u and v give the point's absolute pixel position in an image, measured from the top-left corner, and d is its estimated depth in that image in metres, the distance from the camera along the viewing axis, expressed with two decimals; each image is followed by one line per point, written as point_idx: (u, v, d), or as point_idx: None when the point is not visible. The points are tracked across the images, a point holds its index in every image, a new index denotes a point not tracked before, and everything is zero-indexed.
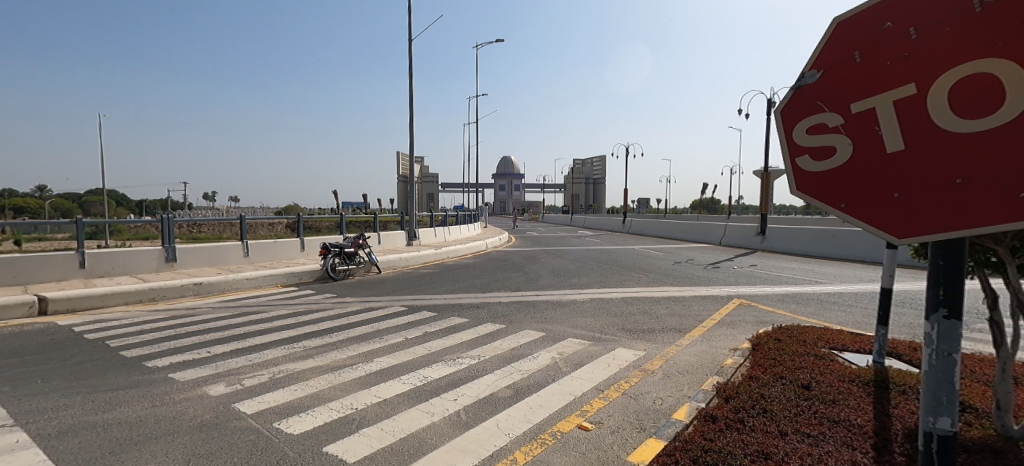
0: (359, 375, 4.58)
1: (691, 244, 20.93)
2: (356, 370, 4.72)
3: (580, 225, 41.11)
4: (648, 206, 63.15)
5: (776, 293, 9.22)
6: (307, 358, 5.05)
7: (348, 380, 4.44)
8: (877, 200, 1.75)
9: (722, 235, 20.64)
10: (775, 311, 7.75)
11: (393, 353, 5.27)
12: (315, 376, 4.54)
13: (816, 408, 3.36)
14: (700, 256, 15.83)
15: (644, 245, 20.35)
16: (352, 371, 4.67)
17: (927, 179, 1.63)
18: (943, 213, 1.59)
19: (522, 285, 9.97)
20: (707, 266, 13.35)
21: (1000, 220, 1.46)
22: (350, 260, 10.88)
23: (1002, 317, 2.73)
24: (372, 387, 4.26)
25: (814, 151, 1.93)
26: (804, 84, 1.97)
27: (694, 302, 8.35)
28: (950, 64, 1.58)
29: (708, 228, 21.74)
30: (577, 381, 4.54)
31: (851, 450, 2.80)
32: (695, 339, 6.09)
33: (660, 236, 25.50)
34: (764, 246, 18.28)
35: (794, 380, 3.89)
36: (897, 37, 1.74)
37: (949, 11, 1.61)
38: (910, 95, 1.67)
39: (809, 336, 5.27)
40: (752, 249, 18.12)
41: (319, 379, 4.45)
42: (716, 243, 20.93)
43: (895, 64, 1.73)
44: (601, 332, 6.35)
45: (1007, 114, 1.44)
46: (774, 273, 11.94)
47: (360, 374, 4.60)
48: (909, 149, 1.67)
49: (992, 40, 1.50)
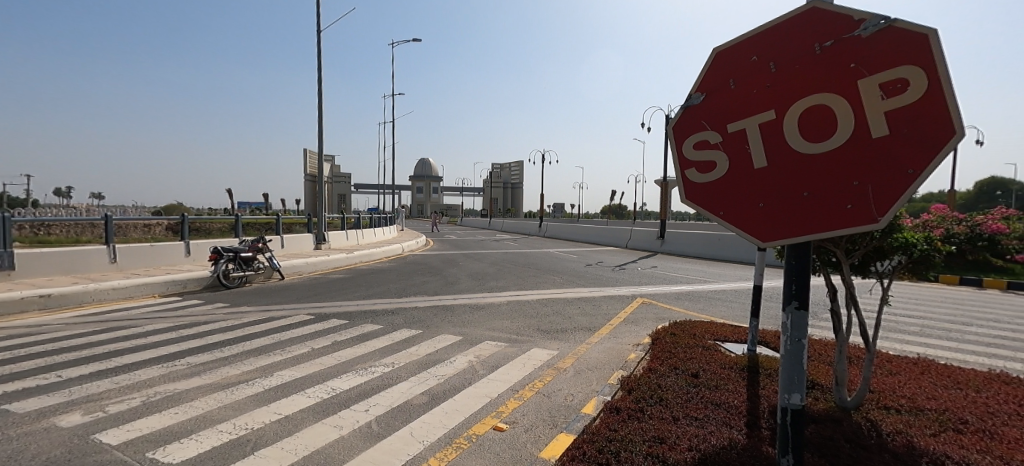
0: (255, 391, 4.27)
1: (601, 247, 22.14)
2: (252, 385, 4.40)
3: (497, 229, 41.56)
4: (561, 211, 65.63)
5: (673, 292, 10.09)
6: (191, 377, 4.59)
7: (241, 397, 4.13)
8: (746, 209, 2.00)
9: (628, 239, 22.10)
10: (672, 308, 8.48)
11: (296, 365, 4.97)
12: (201, 396, 4.15)
13: (703, 394, 3.76)
14: (609, 259, 16.80)
15: (558, 248, 21.15)
16: (247, 387, 4.35)
17: (783, 191, 1.90)
18: (793, 220, 1.86)
19: (439, 289, 9.89)
20: (614, 267, 14.21)
21: (835, 226, 1.76)
22: (247, 266, 10.04)
23: (839, 307, 3.25)
24: (270, 404, 4.00)
25: (698, 165, 2.18)
26: (690, 104, 2.21)
27: (602, 302, 8.86)
28: (801, 95, 1.88)
29: (616, 232, 23.13)
30: (493, 383, 4.63)
31: (730, 428, 3.18)
32: (603, 337, 6.48)
33: (573, 240, 26.70)
34: (663, 248, 19.86)
35: (685, 370, 4.31)
36: (760, 69, 2.02)
37: (799, 51, 1.91)
38: (770, 121, 1.97)
39: (698, 330, 5.85)
40: (654, 252, 19.56)
41: (205, 399, 4.07)
42: (622, 245, 22.33)
43: (759, 93, 2.01)
44: (517, 334, 6.52)
45: (838, 141, 1.77)
46: (672, 273, 13.03)
47: (256, 391, 4.29)
48: (771, 165, 1.95)
49: (826, 77, 1.81)
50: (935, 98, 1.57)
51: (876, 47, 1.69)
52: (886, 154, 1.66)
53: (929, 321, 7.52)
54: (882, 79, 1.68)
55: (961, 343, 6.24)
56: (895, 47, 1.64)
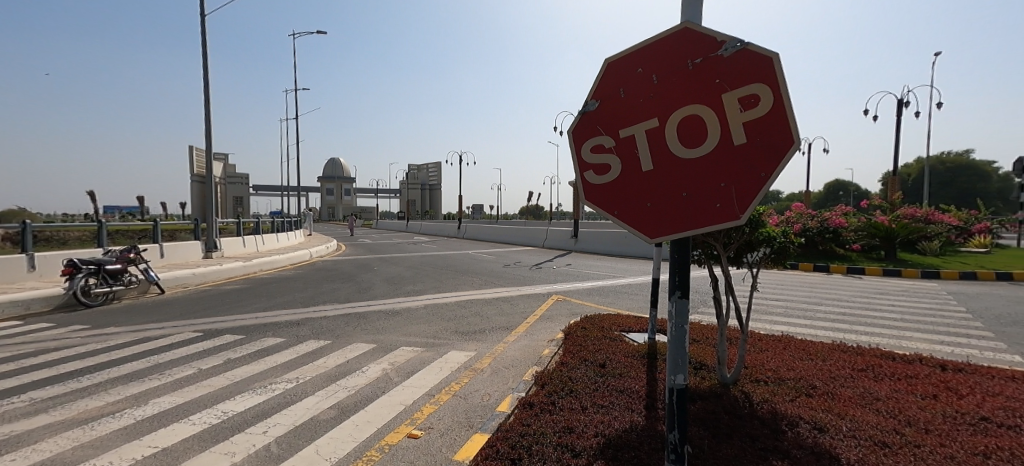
0: (123, 424, 3.79)
1: (519, 247, 22.57)
2: (122, 417, 3.90)
3: (415, 232, 40.73)
4: (480, 212, 65.85)
5: (586, 288, 10.58)
6: (38, 414, 3.96)
7: (106, 432, 3.64)
8: (636, 208, 2.13)
9: (545, 238, 22.75)
10: (585, 303, 8.88)
11: (178, 390, 4.49)
12: (51, 435, 3.60)
13: (609, 382, 4.00)
14: (527, 258, 17.19)
15: (477, 249, 21.21)
16: (113, 420, 3.85)
17: (666, 192, 2.05)
18: (674, 217, 2.02)
19: (351, 295, 9.48)
20: (531, 267, 14.56)
21: (708, 223, 1.96)
22: (113, 280, 8.84)
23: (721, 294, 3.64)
24: (145, 436, 3.58)
25: (595, 168, 2.28)
26: (586, 111, 2.31)
27: (520, 301, 9.04)
28: (678, 105, 2.06)
29: (533, 231, 23.71)
30: (409, 389, 4.54)
31: (631, 412, 3.43)
32: (519, 335, 6.62)
33: (492, 240, 26.94)
34: (577, 246, 20.72)
35: (594, 361, 4.56)
36: (644, 80, 2.17)
37: (676, 65, 2.08)
38: (654, 127, 2.13)
39: (607, 322, 6.20)
40: (569, 250, 20.34)
41: (58, 438, 3.54)
42: (539, 245, 22.95)
43: (643, 102, 2.16)
44: (434, 337, 6.45)
45: (709, 147, 1.97)
46: (585, 270, 13.64)
47: (126, 423, 3.81)
48: (656, 168, 2.10)
49: (697, 90, 2.01)
50: (779, 112, 1.84)
51: (734, 66, 1.93)
52: (746, 159, 1.89)
53: (799, 304, 8.63)
54: (740, 94, 1.92)
55: (822, 321, 7.24)
56: (750, 66, 1.88)
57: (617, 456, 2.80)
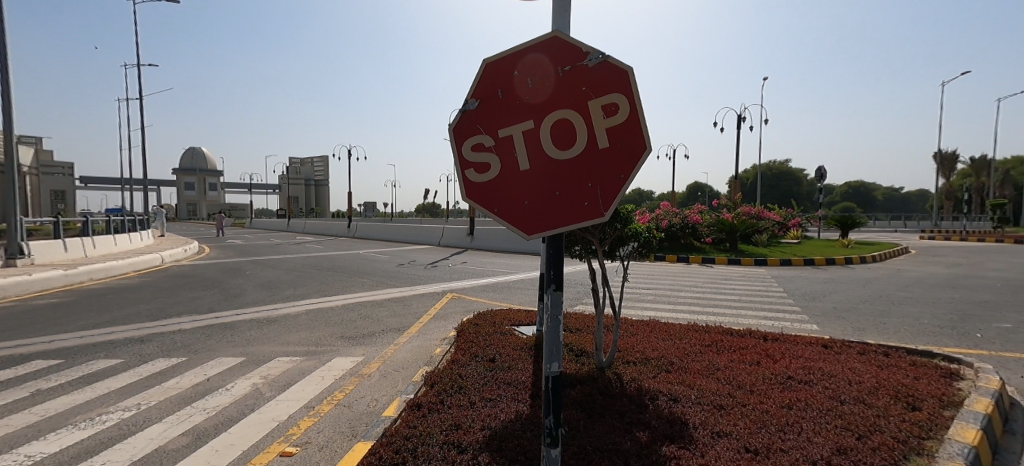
0: None
1: (413, 246, 22.03)
2: None
3: (298, 231, 37.59)
4: (370, 210, 62.96)
5: (480, 285, 10.67)
6: None
7: None
8: (514, 206, 2.16)
9: (440, 237, 22.48)
10: (479, 300, 8.97)
11: None
12: None
13: (497, 376, 4.10)
14: (421, 257, 16.85)
15: (368, 249, 20.25)
16: None
17: (541, 190, 2.13)
18: (550, 215, 2.11)
19: (215, 304, 8.44)
20: (425, 265, 14.30)
21: (577, 219, 2.10)
22: None
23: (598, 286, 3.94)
24: None
25: (476, 166, 2.25)
26: (466, 109, 2.25)
27: (412, 301, 8.83)
28: (551, 110, 2.16)
29: (428, 230, 23.30)
30: (283, 404, 4.18)
31: (518, 402, 3.56)
32: (411, 335, 6.47)
33: (385, 239, 25.93)
34: (472, 244, 20.82)
35: (484, 356, 4.63)
36: (520, 83, 2.21)
37: (548, 71, 2.18)
38: (530, 129, 2.19)
39: (498, 318, 6.33)
40: (464, 248, 20.36)
41: None
42: (435, 243, 22.63)
43: (520, 104, 2.20)
44: (316, 345, 6.02)
45: (580, 148, 2.12)
46: (480, 267, 13.78)
47: None
48: (532, 168, 2.16)
49: (567, 95, 2.14)
50: (636, 120, 2.07)
51: (598, 75, 2.10)
52: (609, 161, 2.08)
53: (667, 292, 9.64)
54: (603, 102, 2.10)
55: (686, 306, 8.17)
56: (611, 77, 2.08)
57: (501, 447, 2.89)
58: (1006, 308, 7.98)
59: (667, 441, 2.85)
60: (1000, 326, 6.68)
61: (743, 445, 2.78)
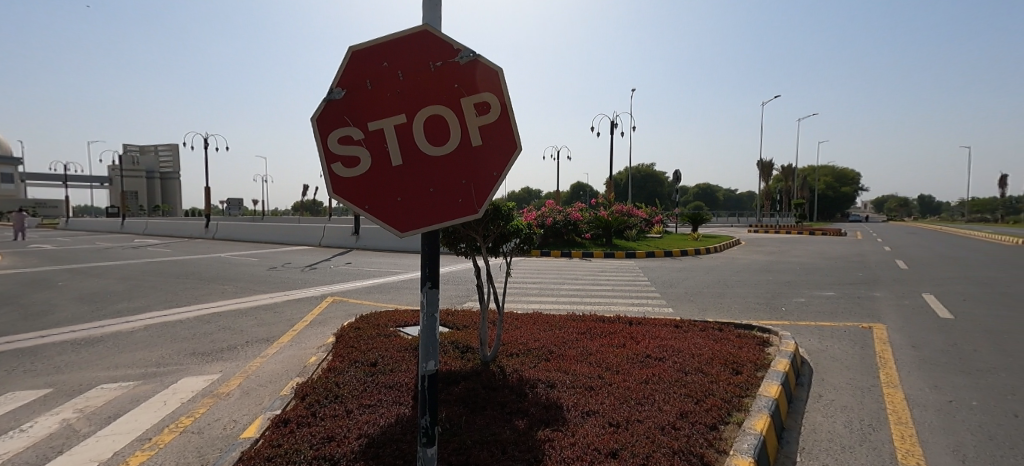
0: None
1: (288, 247, 20.19)
2: None
3: (139, 232, 32.03)
4: (234, 207, 56.18)
5: (363, 287, 10.16)
6: None
7: None
8: (386, 203, 2.08)
9: (321, 237, 20.81)
10: (362, 302, 8.54)
11: None
12: None
13: (378, 380, 3.96)
14: (296, 259, 15.53)
15: (232, 251, 18.05)
16: None
17: (413, 186, 2.09)
18: (424, 211, 2.07)
19: (15, 325, 6.84)
20: (302, 268, 13.20)
21: (452, 216, 2.10)
22: None
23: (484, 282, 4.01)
24: None
25: (344, 160, 2.11)
26: (331, 99, 2.10)
27: (285, 308, 8.08)
28: (424, 105, 2.14)
29: (306, 229, 21.52)
30: (107, 440, 3.54)
31: (399, 405, 3.47)
32: (283, 345, 5.93)
33: (254, 239, 23.36)
34: (357, 244, 19.71)
35: (365, 361, 4.43)
36: (390, 75, 2.14)
37: (420, 65, 2.14)
38: (402, 123, 2.13)
39: (383, 320, 6.11)
40: (347, 248, 19.22)
41: None
42: (314, 244, 20.95)
43: (391, 97, 2.13)
44: (159, 365, 5.20)
45: (453, 145, 2.13)
46: (364, 268, 13.12)
47: None
48: (406, 163, 2.11)
49: (439, 91, 2.14)
50: (505, 120, 2.17)
51: (469, 73, 2.14)
52: (481, 159, 2.13)
53: (550, 285, 10.15)
54: (475, 101, 2.14)
55: (567, 298, 8.69)
56: (482, 76, 2.14)
57: (379, 453, 2.79)
58: (810, 287, 9.84)
59: (543, 425, 3.02)
60: (802, 301, 8.23)
61: (607, 420, 3.06)
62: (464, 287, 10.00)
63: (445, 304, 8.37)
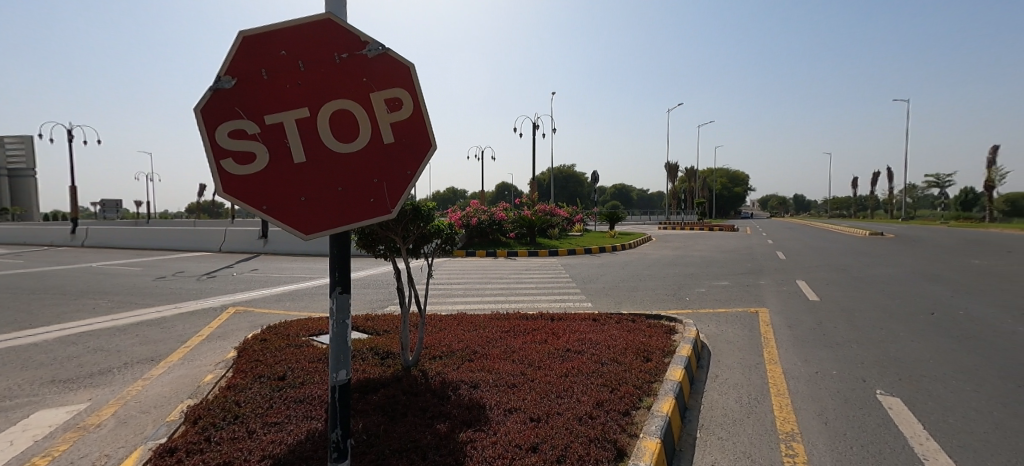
0: None
1: (181, 254, 18.19)
2: None
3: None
4: (114, 211, 49.55)
5: (270, 294, 9.44)
6: None
7: None
8: (287, 204, 1.92)
9: (222, 242, 18.92)
10: (269, 311, 7.92)
11: None
12: None
13: (286, 395, 3.68)
14: (192, 267, 14.04)
15: (111, 260, 15.89)
16: None
17: (319, 185, 1.95)
18: (332, 212, 1.95)
19: None
20: (198, 276, 11.96)
21: (362, 217, 2.00)
22: None
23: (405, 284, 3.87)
24: None
25: (236, 156, 1.90)
26: (220, 88, 1.88)
27: (176, 322, 7.27)
28: (329, 99, 2.01)
29: (203, 234, 19.53)
30: None
31: (310, 420, 3.25)
32: (172, 364, 5.31)
33: (139, 246, 20.77)
34: (264, 249, 18.27)
35: (271, 375, 4.10)
36: (290, 65, 1.98)
37: (323, 56, 2.02)
38: (305, 117, 1.98)
39: (293, 329, 5.71)
40: (253, 253, 17.75)
41: None
42: (213, 250, 19.02)
43: (291, 88, 1.97)
44: (9, 398, 4.42)
45: (363, 142, 2.03)
46: (272, 274, 12.19)
47: None
48: (309, 161, 1.96)
49: (346, 85, 2.03)
50: (419, 117, 2.11)
51: (378, 68, 2.06)
52: (392, 156, 2.06)
53: (474, 285, 10.12)
54: (385, 96, 2.07)
55: (490, 297, 8.72)
56: (392, 71, 2.07)
57: None
58: (710, 277, 10.76)
59: (465, 427, 2.98)
60: (703, 291, 8.98)
61: (528, 416, 3.10)
62: (382, 291, 9.65)
63: (363, 310, 8.02)
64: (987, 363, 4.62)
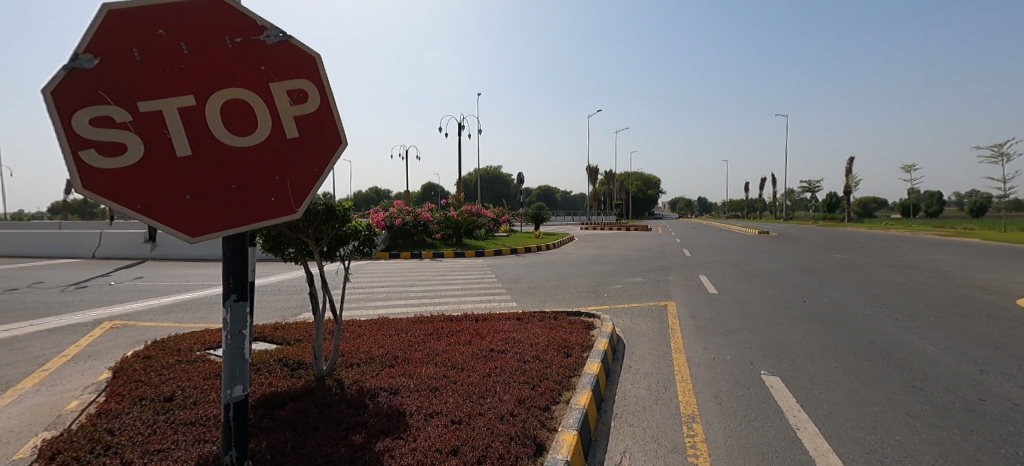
0: None
1: (44, 262, 15.67)
2: None
3: None
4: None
5: (159, 305, 8.43)
6: None
7: None
8: (169, 203, 1.71)
9: (97, 247, 16.60)
10: (156, 324, 7.05)
11: None
12: None
13: (173, 418, 3.29)
14: (58, 276, 12.15)
15: None
16: None
17: (209, 182, 1.77)
18: (226, 212, 1.78)
19: None
20: (66, 287, 10.37)
21: (262, 217, 1.85)
22: None
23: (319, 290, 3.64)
24: None
25: (100, 147, 1.64)
26: (78, 67, 1.61)
27: (35, 341, 6.23)
28: (220, 86, 1.82)
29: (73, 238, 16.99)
30: None
31: (203, 444, 2.94)
32: (27, 392, 4.53)
33: None
34: (151, 254, 16.28)
35: (156, 397, 3.65)
36: (170, 46, 1.76)
37: (212, 39, 1.82)
38: (190, 106, 1.78)
39: (184, 343, 5.14)
40: (137, 259, 15.76)
41: None
42: (86, 256, 16.61)
43: (171, 73, 1.75)
44: None
45: (261, 137, 1.87)
46: (161, 282, 10.90)
47: None
48: (196, 155, 1.77)
49: (240, 72, 1.85)
50: (326, 112, 1.99)
51: (278, 56, 1.90)
52: (296, 152, 1.93)
53: (397, 288, 9.81)
54: (287, 87, 1.92)
55: (414, 300, 8.50)
56: (294, 60, 1.92)
57: None
58: (625, 275, 11.36)
59: (383, 436, 2.86)
60: (618, 288, 9.45)
61: (449, 418, 3.04)
62: (293, 298, 9.02)
63: (271, 318, 7.43)
64: (846, 342, 5.33)
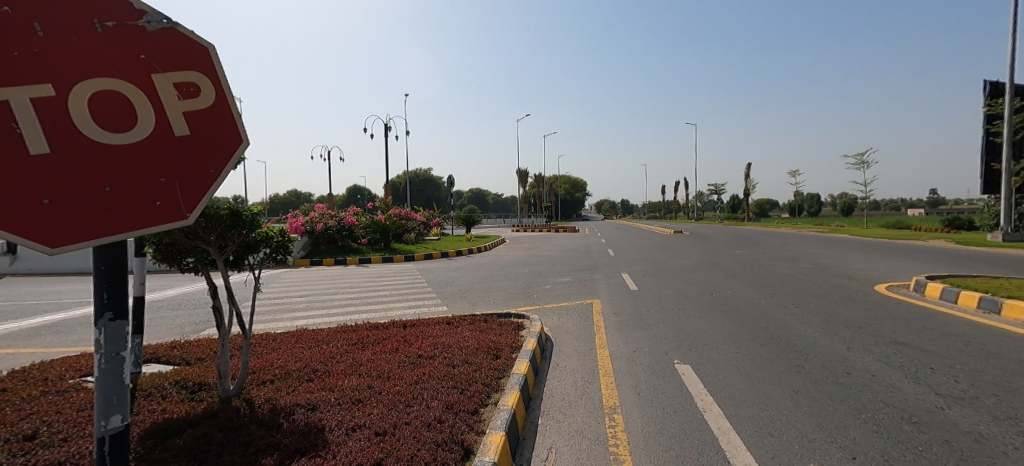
0: None
1: None
2: None
3: None
4: None
5: (22, 328, 7.24)
6: None
7: None
8: (19, 207, 1.48)
9: None
10: (18, 351, 6.05)
11: None
12: None
13: (36, 458, 2.82)
14: None
15: None
16: None
17: (73, 184, 1.58)
18: (98, 217, 1.60)
19: None
20: None
21: (142, 223, 1.69)
22: None
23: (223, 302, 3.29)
24: None
25: None
26: None
27: None
28: (87, 75, 1.64)
29: None
30: None
31: None
32: None
33: None
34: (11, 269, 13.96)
35: (13, 436, 3.11)
36: (19, 28, 1.55)
37: (76, 23, 1.64)
38: (48, 97, 1.57)
39: (54, 371, 4.45)
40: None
41: None
42: None
43: (21, 57, 1.54)
44: None
45: (140, 134, 1.70)
46: (26, 301, 9.38)
47: None
48: (55, 154, 1.56)
49: (113, 60, 1.68)
50: (221, 108, 1.90)
51: (163, 44, 1.78)
52: (184, 151, 1.79)
53: (321, 297, 9.26)
54: (173, 79, 1.78)
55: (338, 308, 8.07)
56: (180, 50, 1.80)
57: None
58: (553, 275, 11.61)
59: (298, 456, 2.66)
60: (546, 288, 9.64)
61: (373, 431, 2.91)
62: (195, 313, 8.17)
63: (168, 336, 6.67)
64: (746, 329, 5.86)
